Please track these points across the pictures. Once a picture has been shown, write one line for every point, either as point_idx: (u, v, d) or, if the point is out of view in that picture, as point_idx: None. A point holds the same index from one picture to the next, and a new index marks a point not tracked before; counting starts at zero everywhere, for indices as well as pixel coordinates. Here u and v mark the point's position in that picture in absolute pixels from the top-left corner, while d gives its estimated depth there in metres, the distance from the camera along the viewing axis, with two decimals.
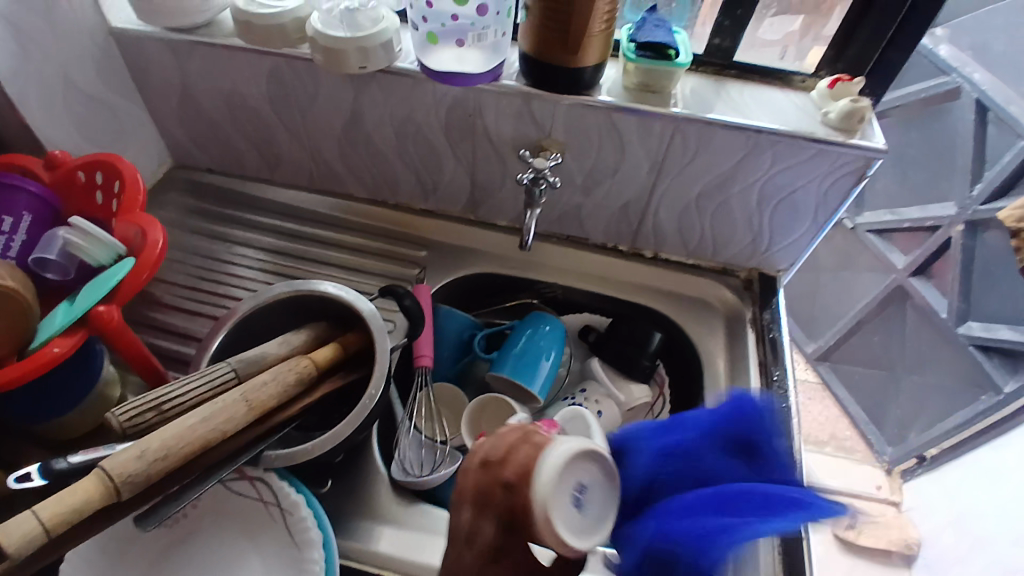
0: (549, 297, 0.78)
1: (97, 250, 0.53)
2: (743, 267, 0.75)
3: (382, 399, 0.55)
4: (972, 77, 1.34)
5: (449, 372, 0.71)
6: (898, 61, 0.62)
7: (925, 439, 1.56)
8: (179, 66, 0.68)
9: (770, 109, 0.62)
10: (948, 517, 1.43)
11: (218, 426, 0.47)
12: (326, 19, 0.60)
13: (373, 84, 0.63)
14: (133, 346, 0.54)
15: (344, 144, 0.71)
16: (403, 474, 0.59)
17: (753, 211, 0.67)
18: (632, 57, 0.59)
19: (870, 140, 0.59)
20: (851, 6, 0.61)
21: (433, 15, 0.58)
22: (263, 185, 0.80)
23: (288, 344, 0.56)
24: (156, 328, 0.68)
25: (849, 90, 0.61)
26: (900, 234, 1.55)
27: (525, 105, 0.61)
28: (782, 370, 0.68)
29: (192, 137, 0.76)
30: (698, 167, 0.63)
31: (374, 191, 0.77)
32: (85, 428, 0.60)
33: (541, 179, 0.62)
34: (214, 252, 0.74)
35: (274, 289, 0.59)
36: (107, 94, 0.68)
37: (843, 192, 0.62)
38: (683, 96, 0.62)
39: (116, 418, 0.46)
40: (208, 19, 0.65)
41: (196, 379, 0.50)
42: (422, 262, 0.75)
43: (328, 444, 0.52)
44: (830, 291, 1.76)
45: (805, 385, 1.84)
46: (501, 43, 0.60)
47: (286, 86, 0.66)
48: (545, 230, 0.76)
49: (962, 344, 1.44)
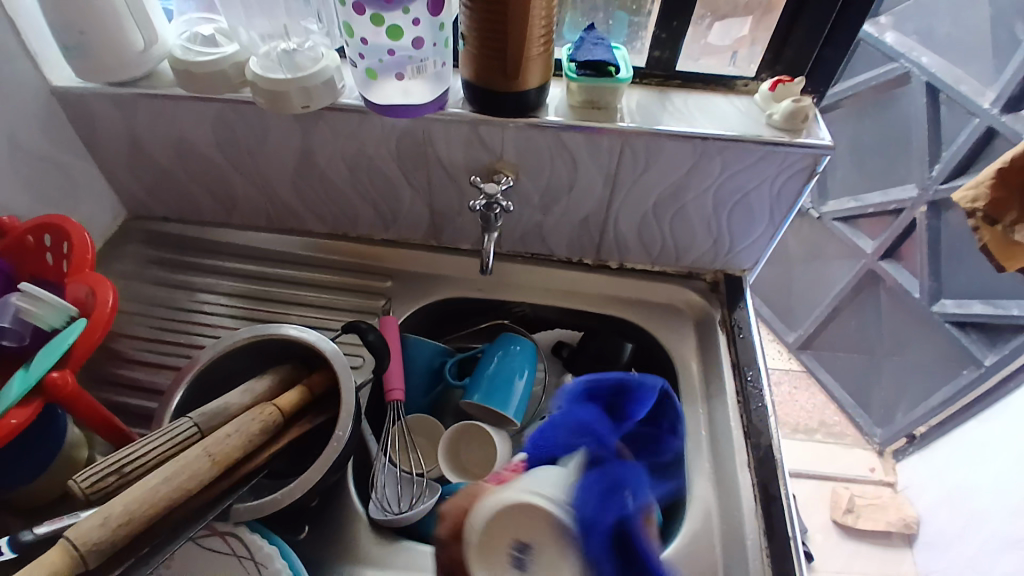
0: (520, 316, 0.77)
1: (50, 313, 0.52)
2: (707, 269, 0.75)
3: (352, 438, 0.54)
4: (920, 61, 1.36)
5: (422, 403, 0.70)
6: (835, 55, 0.63)
7: (912, 417, 1.57)
8: (124, 119, 0.67)
9: (716, 115, 0.63)
10: (941, 493, 1.44)
11: (181, 485, 0.46)
12: (266, 62, 0.60)
13: (320, 122, 0.63)
14: (93, 408, 0.53)
15: (299, 181, 0.71)
16: (382, 513, 0.58)
17: (710, 216, 0.67)
18: (574, 76, 0.60)
19: (817, 138, 0.60)
20: (786, 7, 0.62)
21: (370, 51, 0.58)
22: (221, 229, 0.79)
23: (252, 392, 0.55)
24: (121, 385, 0.67)
25: (790, 91, 0.62)
26: (866, 219, 1.57)
27: (474, 130, 0.61)
28: (754, 369, 0.68)
29: (145, 187, 0.76)
30: (651, 177, 0.64)
31: (334, 225, 0.77)
32: (51, 497, 0.58)
33: (495, 204, 0.62)
34: (176, 301, 0.73)
35: (237, 335, 0.59)
36: (55, 153, 0.67)
37: (795, 189, 0.63)
38: (630, 110, 0.62)
39: (78, 484, 0.45)
40: (149, 71, 0.65)
41: (157, 438, 0.49)
42: (388, 292, 0.75)
43: (298, 491, 0.51)
44: (806, 280, 1.78)
45: (791, 376, 1.85)
46: (442, 72, 0.60)
47: (233, 130, 0.66)
48: (509, 250, 0.76)
49: (938, 322, 1.45)
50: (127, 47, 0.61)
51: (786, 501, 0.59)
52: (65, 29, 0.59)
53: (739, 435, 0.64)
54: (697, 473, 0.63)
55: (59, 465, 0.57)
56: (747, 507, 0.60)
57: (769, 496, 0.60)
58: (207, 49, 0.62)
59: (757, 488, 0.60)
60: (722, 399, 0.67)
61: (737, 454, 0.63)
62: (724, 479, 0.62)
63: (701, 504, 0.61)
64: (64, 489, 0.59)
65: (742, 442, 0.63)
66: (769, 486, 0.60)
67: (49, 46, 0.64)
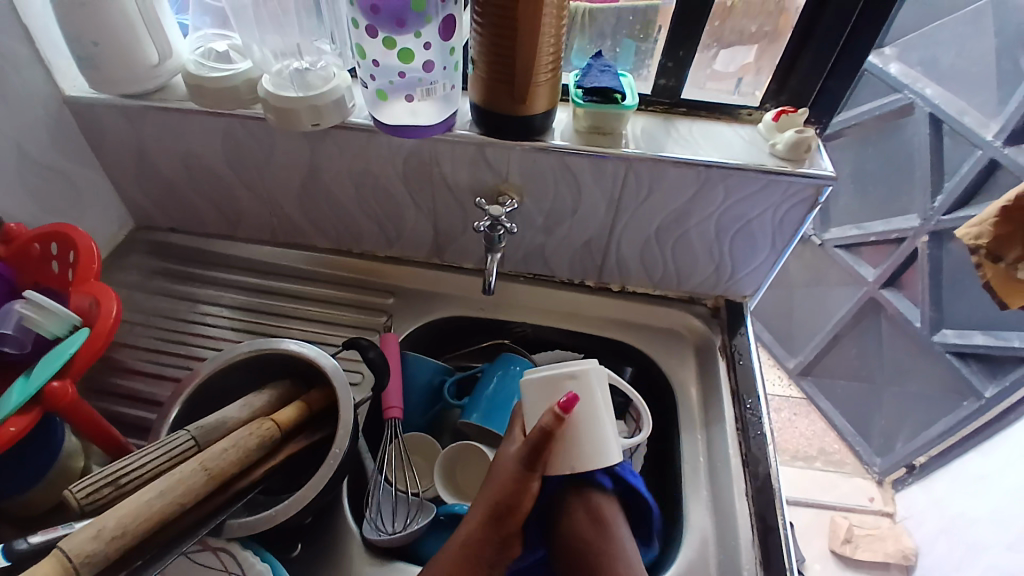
0: (520, 335, 0.77)
1: (53, 322, 0.52)
2: (708, 295, 0.75)
3: (348, 456, 0.54)
4: (924, 92, 1.38)
5: (420, 421, 0.70)
6: (839, 88, 0.64)
7: (912, 447, 1.56)
8: (135, 131, 0.68)
9: (720, 143, 0.63)
10: (940, 525, 1.43)
11: (175, 499, 0.45)
12: (277, 80, 0.61)
13: (328, 139, 0.64)
14: (90, 418, 0.53)
15: (304, 197, 0.72)
16: (375, 533, 0.57)
17: (712, 242, 0.67)
18: (581, 102, 0.61)
19: (819, 168, 0.60)
20: (791, 39, 0.63)
21: (381, 73, 0.58)
22: (226, 241, 0.80)
23: (249, 407, 0.55)
24: (119, 395, 0.67)
25: (794, 122, 0.62)
26: (867, 247, 1.58)
27: (480, 152, 0.62)
28: (754, 397, 0.68)
29: (152, 198, 0.76)
30: (654, 203, 0.64)
31: (338, 241, 0.77)
32: (45, 506, 0.58)
33: (499, 225, 0.62)
34: (177, 312, 0.74)
35: (237, 348, 0.59)
36: (64, 162, 0.68)
37: (797, 218, 0.63)
38: (635, 137, 0.63)
39: (73, 495, 0.44)
40: (161, 84, 0.66)
41: (154, 450, 0.49)
42: (389, 309, 0.75)
43: (293, 509, 0.51)
44: (806, 306, 1.78)
45: (791, 402, 1.84)
46: (450, 95, 0.61)
47: (242, 145, 0.67)
48: (511, 270, 0.76)
49: (939, 352, 1.45)
50: (142, 60, 0.62)
51: (785, 531, 0.59)
52: (79, 41, 0.60)
53: (738, 463, 0.64)
54: (694, 500, 0.63)
55: (55, 474, 0.57)
56: (744, 537, 0.59)
57: (766, 527, 0.59)
58: (219, 65, 0.63)
59: (754, 518, 0.60)
60: (721, 426, 0.67)
61: (735, 482, 0.62)
62: (721, 507, 0.62)
63: (698, 532, 0.61)
64: (58, 499, 0.58)
65: (740, 470, 0.63)
66: (766, 516, 0.60)
67: (64, 57, 0.65)
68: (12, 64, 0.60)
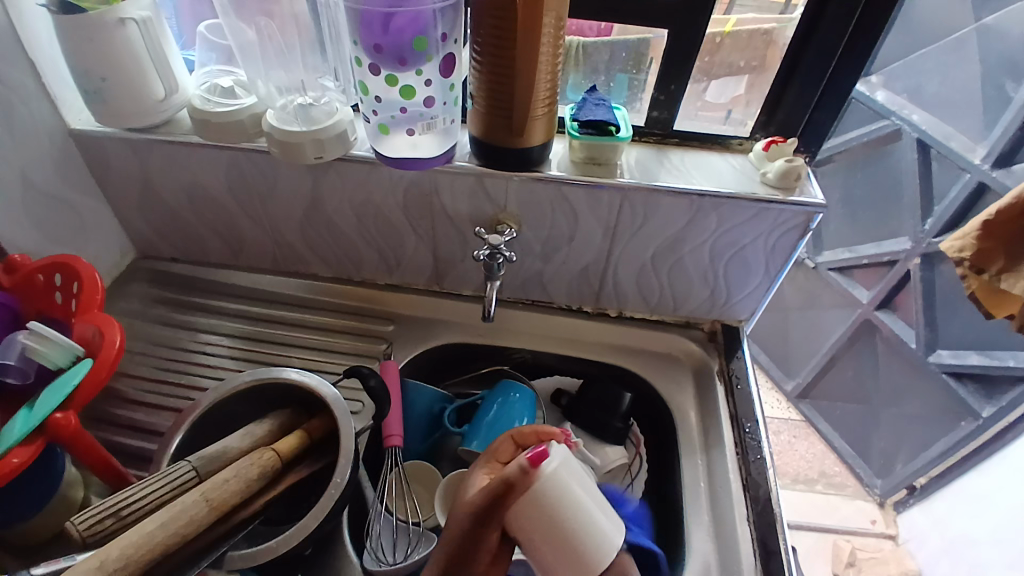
0: (520, 361, 0.78)
1: (56, 352, 0.52)
2: (704, 319, 0.76)
3: (349, 485, 0.54)
4: (911, 118, 1.41)
5: (421, 448, 0.70)
6: (826, 118, 0.66)
7: (912, 469, 1.56)
8: (139, 163, 0.69)
9: (711, 172, 0.65)
10: (942, 548, 1.42)
11: (177, 530, 0.45)
12: (282, 115, 0.63)
13: (330, 171, 0.66)
14: (93, 448, 0.53)
15: (306, 226, 0.73)
16: (376, 564, 0.58)
17: (707, 268, 0.69)
18: (576, 135, 0.62)
19: (810, 196, 0.62)
20: (779, 70, 0.65)
21: (383, 108, 0.59)
22: (227, 270, 0.81)
23: (250, 436, 0.56)
24: (120, 425, 0.67)
25: (783, 151, 0.64)
26: (860, 270, 1.60)
27: (479, 183, 0.64)
28: (752, 421, 0.68)
29: (154, 227, 0.77)
30: (649, 231, 0.66)
31: (338, 269, 0.78)
32: (45, 538, 0.58)
33: (498, 253, 0.63)
34: (178, 341, 0.74)
35: (238, 378, 0.59)
36: (68, 193, 0.69)
37: (790, 244, 0.65)
38: (629, 167, 0.65)
39: (75, 527, 0.45)
40: (166, 118, 0.67)
41: (155, 481, 0.49)
42: (389, 336, 0.76)
43: (295, 538, 0.51)
44: (802, 328, 1.79)
45: (790, 425, 1.84)
46: (451, 128, 0.62)
47: (245, 177, 0.68)
48: (509, 296, 0.77)
49: (935, 373, 1.46)
50: (147, 95, 0.64)
51: (787, 556, 0.59)
52: (86, 76, 0.61)
53: (738, 488, 0.64)
54: (695, 524, 0.63)
55: (56, 504, 0.57)
56: (746, 563, 0.59)
57: (768, 551, 0.59)
58: (224, 100, 0.64)
59: (756, 542, 0.60)
60: (720, 451, 0.67)
61: (735, 507, 0.63)
62: (723, 532, 0.62)
63: (700, 558, 0.61)
64: (58, 530, 0.58)
65: (741, 494, 0.63)
66: (768, 540, 0.60)
67: (70, 91, 0.67)
68: (19, 98, 0.61)
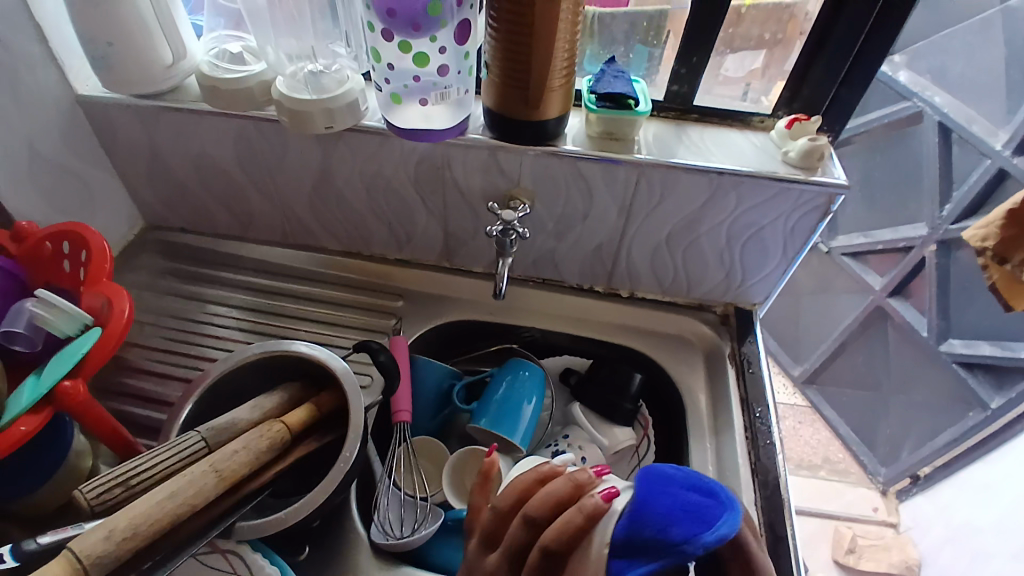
0: (529, 340, 0.77)
1: (63, 322, 0.52)
2: (718, 301, 0.75)
3: (357, 460, 0.54)
4: (933, 100, 1.37)
5: (429, 424, 0.70)
6: (852, 96, 0.64)
7: (917, 457, 1.56)
8: (148, 131, 0.68)
9: (732, 150, 0.63)
10: (944, 536, 1.42)
11: (186, 500, 0.45)
12: (291, 82, 0.61)
13: (340, 142, 0.64)
14: (101, 418, 0.53)
15: (315, 199, 0.72)
16: (384, 537, 0.58)
17: (723, 249, 0.67)
18: (593, 108, 0.61)
19: (832, 176, 0.60)
20: (806, 43, 0.63)
21: (395, 77, 0.58)
22: (236, 242, 0.80)
23: (259, 409, 0.55)
24: (129, 395, 0.67)
25: (806, 129, 0.62)
26: (874, 256, 1.57)
27: (492, 157, 0.62)
28: (763, 405, 0.67)
29: (162, 198, 0.76)
30: (665, 210, 0.64)
31: (347, 243, 0.77)
32: (54, 505, 0.58)
33: (511, 230, 0.62)
34: (187, 312, 0.74)
35: (247, 350, 0.59)
36: (76, 161, 0.68)
37: (809, 226, 0.63)
38: (647, 142, 0.63)
39: (83, 495, 0.44)
40: (175, 85, 0.66)
41: (164, 451, 0.49)
42: (398, 312, 0.75)
43: (302, 512, 0.51)
44: (812, 314, 1.77)
45: (796, 410, 1.84)
46: (464, 99, 0.61)
47: (254, 147, 0.67)
48: (520, 274, 0.76)
49: (945, 362, 1.45)
50: (155, 61, 0.63)
51: (795, 541, 0.58)
52: (93, 42, 0.60)
53: (746, 472, 0.63)
54: None
55: (65, 473, 0.57)
56: None
57: (776, 536, 0.59)
58: (233, 67, 0.63)
59: (764, 527, 0.60)
60: (729, 435, 0.66)
61: (744, 491, 0.62)
62: None
63: None
64: (67, 498, 0.58)
65: (749, 479, 0.63)
66: (776, 525, 0.59)
67: (76, 57, 0.65)
68: (26, 63, 0.60)
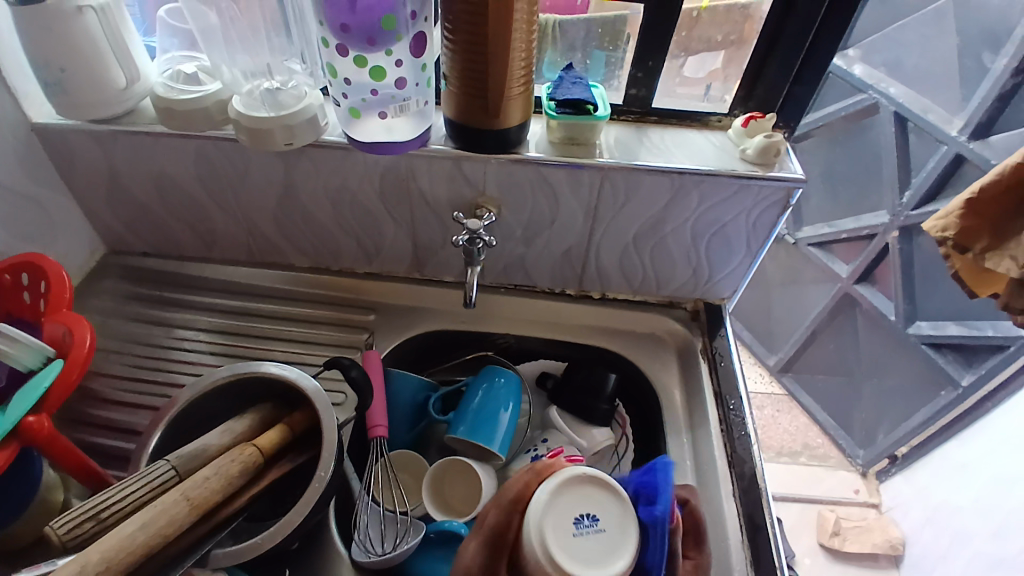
0: (504, 347, 0.78)
1: (26, 355, 0.49)
2: (688, 298, 0.76)
3: (334, 477, 0.54)
4: (889, 91, 1.41)
5: (406, 437, 0.69)
6: (805, 92, 0.65)
7: (892, 438, 1.59)
8: (106, 156, 0.67)
9: (691, 150, 0.64)
10: (924, 514, 1.45)
11: (159, 531, 0.44)
12: (249, 101, 0.61)
13: (302, 157, 0.64)
14: (69, 451, 0.52)
15: (280, 216, 0.71)
16: (365, 555, 0.57)
17: (689, 247, 0.68)
18: (554, 114, 0.61)
19: (790, 171, 0.61)
20: (759, 42, 0.64)
21: (353, 91, 0.58)
22: (201, 262, 0.79)
23: (231, 432, 0.55)
24: (97, 425, 0.65)
25: (762, 127, 0.64)
26: (840, 244, 1.61)
27: (456, 166, 0.62)
28: (736, 398, 0.68)
29: (124, 222, 0.75)
30: (630, 211, 0.65)
31: (315, 259, 0.77)
32: (22, 544, 0.56)
33: (477, 239, 0.62)
34: (154, 337, 0.72)
35: (216, 373, 0.58)
36: (33, 189, 0.66)
37: (770, 221, 0.64)
38: (609, 146, 0.64)
39: (55, 531, 0.44)
40: (130, 108, 0.65)
41: (134, 482, 0.48)
42: (370, 326, 0.75)
43: (280, 535, 0.50)
44: (784, 304, 1.81)
45: (773, 399, 1.87)
46: (425, 110, 0.61)
47: (215, 166, 0.66)
48: (491, 282, 0.76)
49: (914, 345, 1.49)
50: (109, 84, 0.61)
51: (774, 531, 0.59)
52: (45, 68, 0.59)
53: (723, 465, 0.64)
54: None
55: (33, 509, 0.55)
56: (733, 538, 0.60)
57: (755, 526, 0.60)
58: (188, 87, 0.62)
59: (743, 518, 0.61)
60: (705, 429, 0.67)
61: (721, 483, 0.63)
62: (710, 509, 0.62)
63: None
64: (36, 536, 0.57)
65: (726, 471, 0.64)
66: (755, 516, 0.60)
67: (30, 83, 0.64)
68: None
